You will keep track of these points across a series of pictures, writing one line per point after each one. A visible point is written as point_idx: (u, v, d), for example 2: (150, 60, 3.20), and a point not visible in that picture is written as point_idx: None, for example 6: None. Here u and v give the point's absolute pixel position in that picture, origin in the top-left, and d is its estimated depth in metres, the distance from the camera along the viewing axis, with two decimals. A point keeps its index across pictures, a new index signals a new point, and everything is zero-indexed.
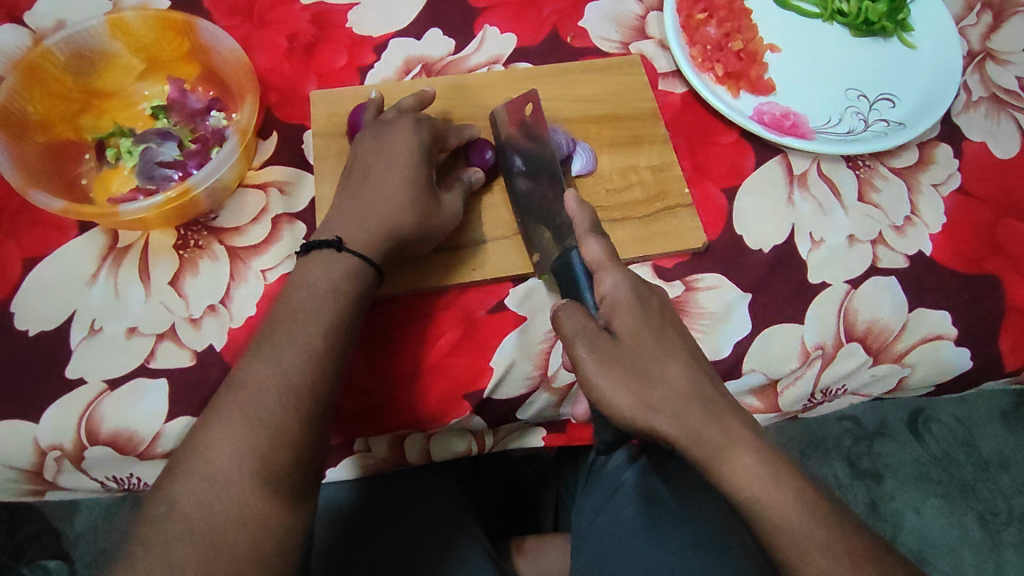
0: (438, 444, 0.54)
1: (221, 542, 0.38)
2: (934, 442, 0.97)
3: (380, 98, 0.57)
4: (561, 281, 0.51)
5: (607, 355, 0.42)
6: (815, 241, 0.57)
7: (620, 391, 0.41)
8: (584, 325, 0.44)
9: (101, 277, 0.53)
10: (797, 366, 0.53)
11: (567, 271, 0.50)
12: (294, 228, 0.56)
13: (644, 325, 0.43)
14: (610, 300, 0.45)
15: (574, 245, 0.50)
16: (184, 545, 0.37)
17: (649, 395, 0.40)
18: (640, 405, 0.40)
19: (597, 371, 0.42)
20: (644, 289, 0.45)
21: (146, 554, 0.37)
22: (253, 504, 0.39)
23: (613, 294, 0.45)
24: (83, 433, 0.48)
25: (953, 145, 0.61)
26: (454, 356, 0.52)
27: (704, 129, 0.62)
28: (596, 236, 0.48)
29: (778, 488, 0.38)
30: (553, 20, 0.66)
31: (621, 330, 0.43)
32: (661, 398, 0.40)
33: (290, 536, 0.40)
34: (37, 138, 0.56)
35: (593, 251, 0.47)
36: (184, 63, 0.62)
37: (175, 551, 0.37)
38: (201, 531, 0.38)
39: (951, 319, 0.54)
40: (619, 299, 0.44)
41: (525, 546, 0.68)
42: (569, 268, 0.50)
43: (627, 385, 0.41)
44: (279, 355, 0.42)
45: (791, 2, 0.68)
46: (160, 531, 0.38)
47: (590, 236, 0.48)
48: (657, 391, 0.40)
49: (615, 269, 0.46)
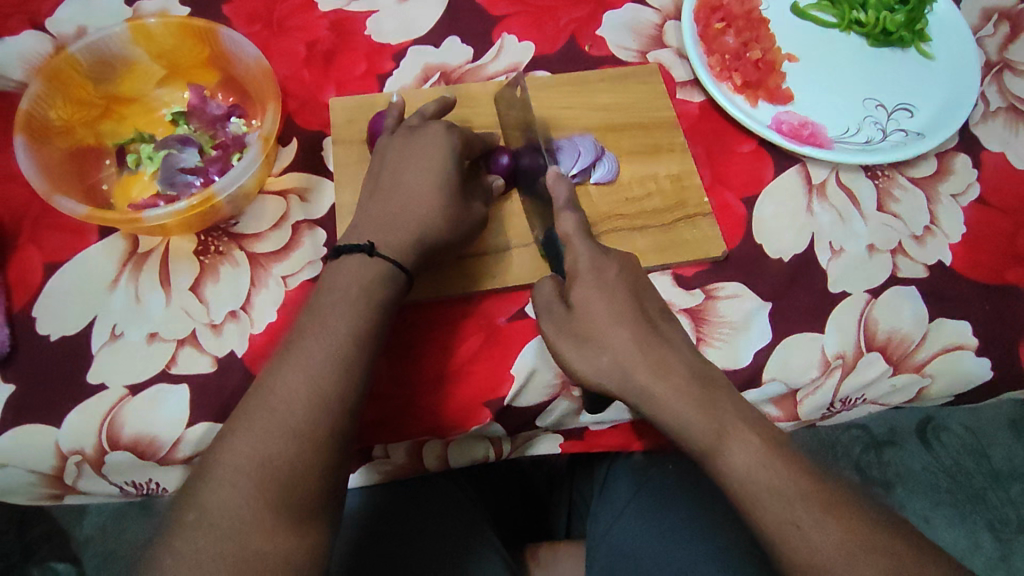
0: (457, 451, 0.54)
1: (249, 548, 0.37)
2: (945, 452, 0.96)
3: (401, 103, 0.57)
4: (551, 256, 0.53)
5: (563, 323, 0.46)
6: (835, 250, 0.57)
7: (578, 358, 0.45)
8: (549, 298, 0.48)
9: (122, 282, 0.54)
10: (818, 375, 0.53)
11: (551, 245, 0.52)
12: (314, 234, 0.56)
13: (595, 294, 0.45)
14: (572, 269, 0.47)
15: (553, 222, 0.51)
16: (212, 550, 0.37)
17: (598, 361, 0.44)
18: (591, 369, 0.44)
19: (555, 339, 0.46)
20: (602, 258, 0.47)
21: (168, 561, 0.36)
22: (282, 511, 0.39)
23: (574, 266, 0.47)
24: (104, 438, 0.48)
25: (972, 155, 0.61)
26: (476, 362, 0.52)
27: (721, 138, 0.62)
28: (569, 209, 0.49)
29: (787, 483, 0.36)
30: (571, 28, 0.67)
31: (574, 299, 0.46)
32: (608, 361, 0.43)
33: (319, 546, 0.40)
34: (59, 143, 0.56)
35: (563, 223, 0.48)
36: (205, 69, 0.62)
37: (203, 557, 0.37)
38: (229, 537, 0.37)
39: (972, 330, 0.54)
40: (578, 273, 0.46)
41: (540, 553, 0.68)
42: (553, 244, 0.52)
43: (577, 350, 0.45)
44: (309, 360, 0.42)
45: (809, 12, 0.68)
46: (187, 538, 0.37)
47: (564, 210, 0.49)
48: (605, 356, 0.43)
49: (580, 241, 0.48)
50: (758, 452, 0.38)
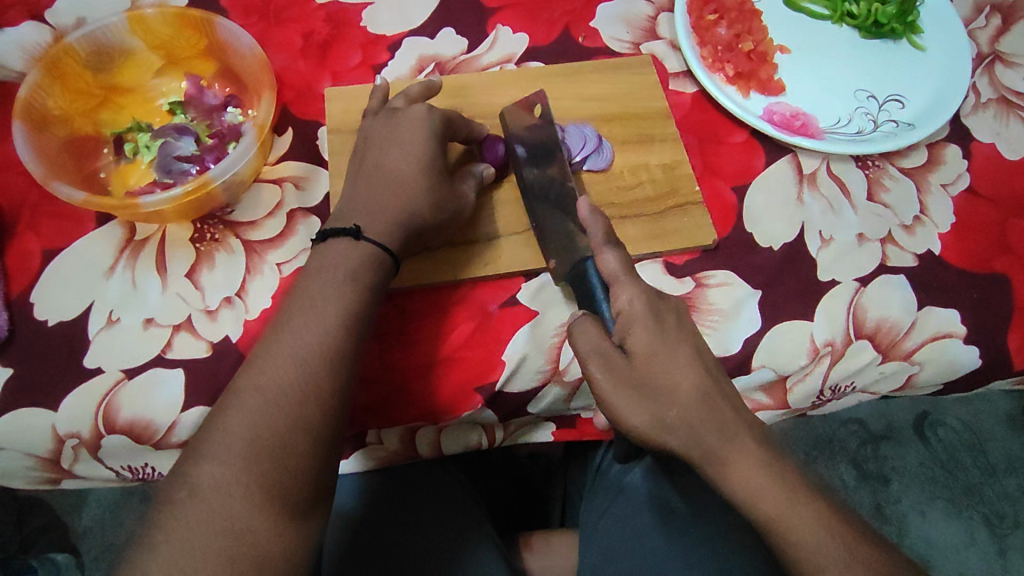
0: (449, 436, 0.55)
1: (239, 525, 0.38)
2: (941, 445, 0.98)
3: (385, 85, 0.58)
4: (576, 290, 0.50)
5: (623, 376, 0.42)
6: (825, 239, 0.57)
7: (635, 410, 0.41)
8: (600, 343, 0.43)
9: (119, 268, 0.54)
10: (807, 363, 0.53)
11: (581, 278, 0.49)
12: (309, 221, 0.57)
13: (659, 345, 0.42)
14: (626, 316, 0.44)
15: (591, 255, 0.49)
16: (204, 526, 0.38)
17: (662, 414, 0.41)
18: (655, 424, 0.41)
19: (613, 393, 0.42)
20: (660, 304, 0.45)
21: (163, 534, 0.37)
22: (268, 494, 0.39)
23: (629, 310, 0.44)
24: (101, 422, 0.49)
25: (962, 145, 0.62)
26: (467, 348, 0.52)
27: (713, 129, 0.63)
28: (610, 248, 0.47)
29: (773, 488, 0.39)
30: (564, 20, 0.67)
31: (636, 349, 0.43)
32: (675, 417, 0.41)
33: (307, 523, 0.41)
34: (57, 131, 0.57)
35: (608, 264, 0.46)
36: (201, 60, 0.63)
37: (195, 534, 0.37)
38: (218, 515, 0.38)
39: (960, 318, 0.54)
40: (635, 318, 0.43)
41: (534, 540, 0.69)
42: (584, 278, 0.49)
43: (639, 404, 0.41)
44: (298, 340, 0.43)
45: (801, 3, 0.68)
46: (178, 516, 0.38)
47: (605, 248, 0.47)
48: (672, 411, 0.41)
49: (630, 284, 0.45)
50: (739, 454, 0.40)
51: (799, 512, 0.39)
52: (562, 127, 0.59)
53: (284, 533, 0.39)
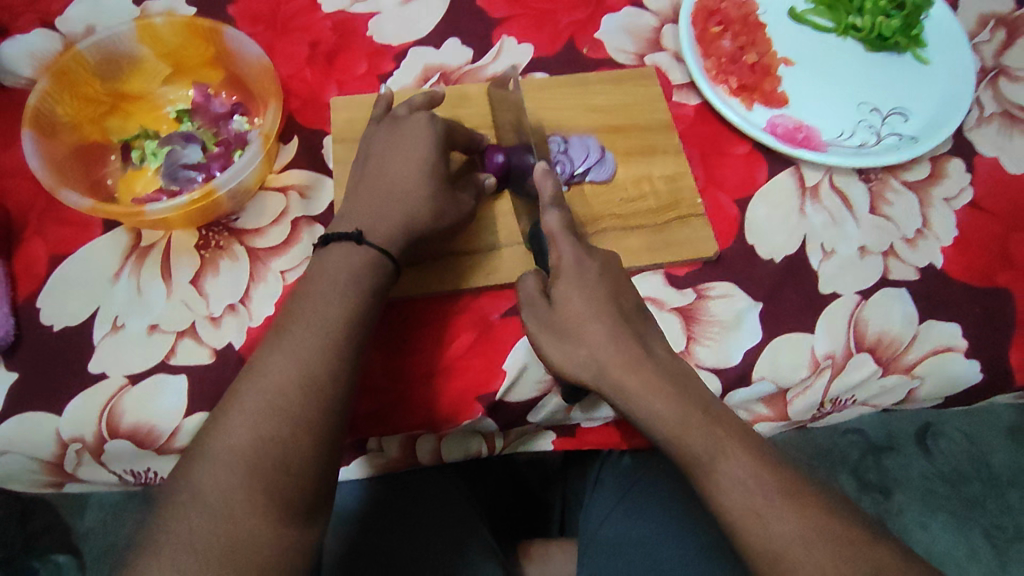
0: (449, 445, 0.55)
1: (243, 528, 0.38)
2: (943, 458, 0.97)
3: (389, 94, 0.58)
4: (534, 250, 0.54)
5: (546, 320, 0.48)
6: (826, 252, 0.57)
7: (557, 353, 0.47)
8: (531, 295, 0.49)
9: (124, 274, 0.55)
10: (807, 375, 0.53)
11: (537, 240, 0.53)
12: (312, 229, 0.57)
13: (576, 291, 0.47)
14: (555, 269, 0.48)
15: (540, 219, 0.52)
16: (207, 530, 0.38)
17: (576, 353, 0.46)
18: (572, 362, 0.46)
19: (539, 335, 0.48)
20: (587, 258, 0.48)
21: (167, 540, 0.37)
22: (271, 497, 0.39)
23: (557, 262, 0.48)
24: (104, 426, 0.49)
25: (965, 159, 0.62)
26: (468, 357, 0.53)
27: (716, 140, 0.63)
28: (555, 208, 0.49)
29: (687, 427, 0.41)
30: (569, 31, 0.67)
31: (557, 297, 0.47)
32: (587, 355, 0.45)
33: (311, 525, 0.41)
34: (66, 138, 0.58)
35: (549, 223, 0.48)
36: (209, 68, 0.63)
37: (197, 537, 0.38)
38: (221, 518, 0.38)
39: (962, 332, 0.54)
40: (561, 269, 0.48)
41: (533, 549, 0.69)
42: (539, 240, 0.52)
43: (560, 348, 0.47)
44: (300, 345, 0.43)
45: (806, 16, 0.69)
46: (181, 520, 0.38)
47: (547, 209, 0.49)
48: (583, 349, 0.46)
49: (565, 240, 0.48)
50: (738, 461, 0.40)
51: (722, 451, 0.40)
52: (565, 139, 0.60)
53: (287, 536, 0.40)
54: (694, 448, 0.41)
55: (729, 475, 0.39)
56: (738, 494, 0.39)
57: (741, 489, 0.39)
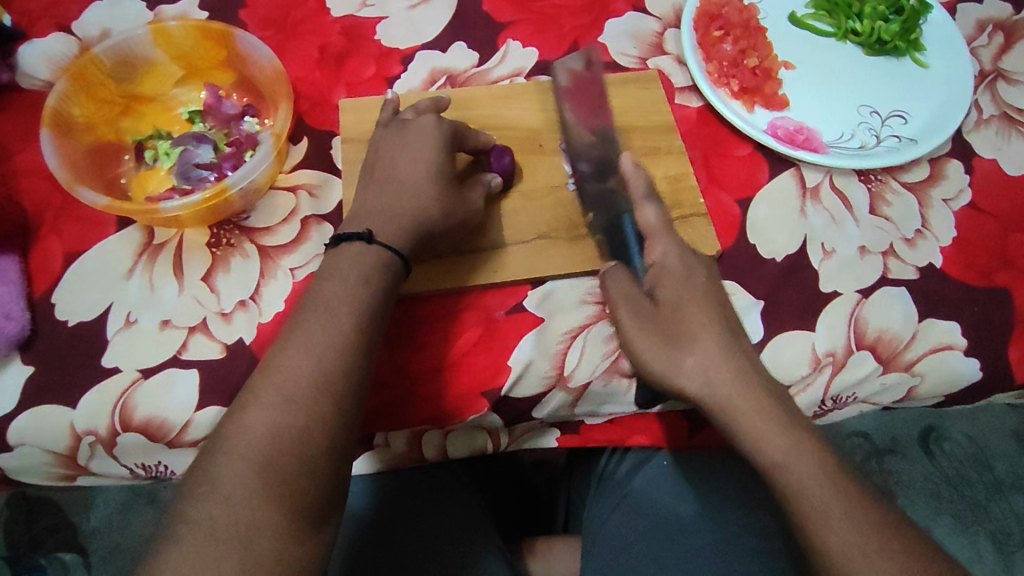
0: (455, 440, 0.56)
1: (260, 516, 0.39)
2: (946, 461, 0.97)
3: (395, 98, 0.60)
4: (612, 242, 0.55)
5: (647, 320, 0.49)
6: (826, 251, 0.58)
7: (658, 353, 0.47)
8: (630, 292, 0.50)
9: (137, 271, 0.56)
10: (808, 373, 0.54)
11: (615, 233, 0.55)
12: (322, 228, 0.58)
13: (686, 294, 0.48)
14: (659, 268, 0.50)
15: (630, 208, 0.55)
16: (226, 518, 0.39)
17: (683, 357, 0.47)
18: (672, 366, 0.47)
19: (638, 334, 0.48)
20: (690, 260, 0.51)
21: (187, 528, 0.38)
22: (287, 487, 0.40)
23: (662, 261, 0.50)
24: (117, 420, 0.50)
25: (964, 161, 0.63)
26: (475, 353, 0.54)
27: (718, 142, 0.64)
28: (650, 202, 0.53)
29: (794, 449, 0.43)
30: (573, 35, 0.69)
31: (663, 297, 0.49)
32: (694, 361, 0.46)
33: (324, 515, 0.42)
34: (81, 138, 0.59)
35: (647, 217, 0.52)
36: (220, 70, 0.65)
37: (216, 525, 0.39)
38: (238, 507, 0.39)
39: (962, 330, 0.55)
40: (667, 271, 0.50)
41: (537, 547, 0.69)
42: (620, 232, 0.55)
43: (662, 348, 0.47)
44: (314, 338, 0.45)
45: (806, 21, 0.70)
46: (202, 508, 0.39)
47: (646, 202, 0.53)
48: (690, 355, 0.46)
49: (666, 238, 0.51)
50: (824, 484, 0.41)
51: (825, 474, 0.42)
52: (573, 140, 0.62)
53: (301, 525, 0.40)
54: (794, 471, 0.42)
55: (826, 494, 0.41)
56: (839, 513, 0.40)
57: (841, 514, 0.40)
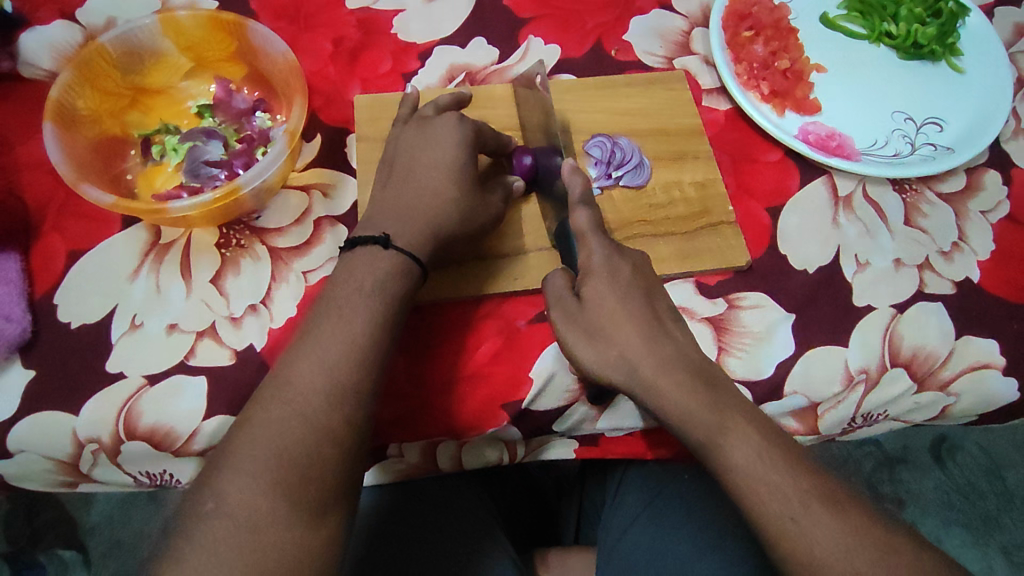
0: (471, 452, 0.54)
1: (268, 539, 0.37)
2: (958, 471, 0.96)
3: (415, 94, 0.57)
4: (563, 248, 0.53)
5: (572, 316, 0.46)
6: (860, 264, 0.56)
7: (584, 348, 0.45)
8: (561, 290, 0.48)
9: (143, 272, 0.54)
10: (841, 390, 0.52)
11: (562, 236, 0.52)
12: (335, 230, 0.56)
13: (608, 292, 0.45)
14: (585, 267, 0.47)
15: (567, 215, 0.51)
16: (231, 540, 0.37)
17: (605, 353, 0.44)
18: (599, 360, 0.44)
19: (564, 329, 0.47)
20: (617, 259, 0.47)
21: (190, 549, 0.36)
22: (297, 509, 0.38)
23: (587, 261, 0.47)
24: (121, 427, 0.48)
25: (1002, 171, 0.61)
26: (494, 364, 0.52)
27: (747, 147, 0.62)
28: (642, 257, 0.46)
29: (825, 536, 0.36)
30: (597, 33, 0.66)
31: (586, 293, 0.46)
32: (617, 355, 0.44)
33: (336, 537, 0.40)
34: (86, 132, 0.57)
35: (578, 221, 0.48)
36: (231, 63, 0.62)
37: (221, 548, 0.36)
38: (246, 530, 0.37)
39: (1000, 348, 0.53)
40: (591, 270, 0.46)
41: (550, 559, 0.67)
42: (565, 237, 0.52)
43: (586, 342, 0.45)
44: (326, 351, 0.42)
45: (838, 22, 0.67)
46: (206, 528, 0.37)
47: (577, 206, 0.48)
48: (614, 349, 0.44)
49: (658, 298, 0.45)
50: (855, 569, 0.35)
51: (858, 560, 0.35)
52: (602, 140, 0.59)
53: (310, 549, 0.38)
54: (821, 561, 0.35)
55: None
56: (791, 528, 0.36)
57: None
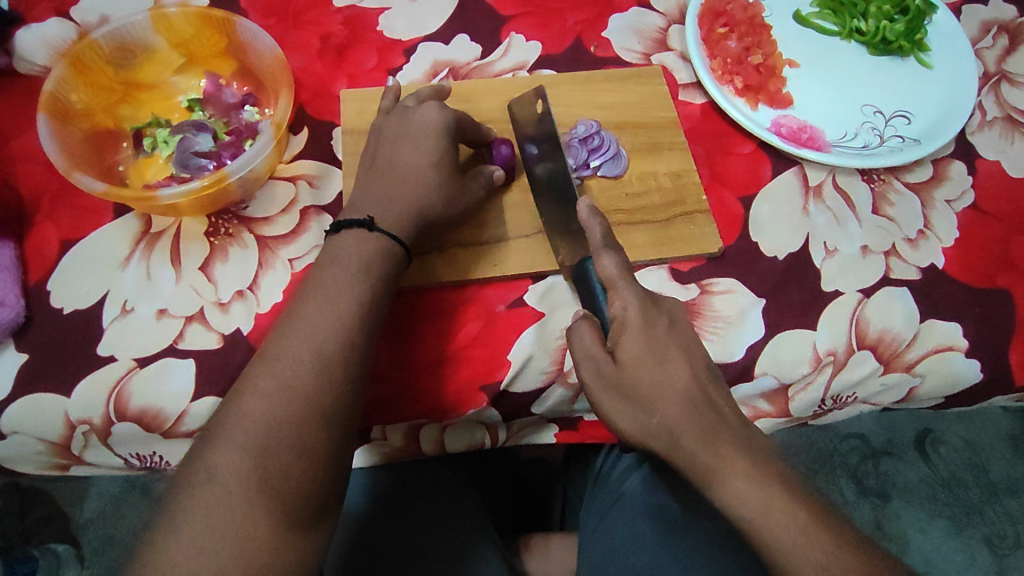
0: (453, 435, 0.56)
1: (256, 507, 0.39)
2: (942, 464, 0.97)
3: (398, 87, 0.59)
4: (582, 290, 0.52)
5: (609, 381, 0.45)
6: (829, 250, 0.58)
7: (623, 417, 0.44)
8: (591, 349, 0.46)
9: (134, 259, 0.55)
10: (809, 372, 0.54)
11: (583, 278, 0.51)
12: (321, 219, 0.58)
13: (646, 351, 0.44)
14: (620, 323, 0.45)
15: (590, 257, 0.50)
16: (221, 507, 0.38)
17: (646, 423, 0.43)
18: (638, 428, 0.43)
19: (602, 395, 0.45)
20: (653, 309, 0.46)
21: (183, 517, 0.38)
22: (284, 478, 0.40)
23: (621, 316, 0.45)
24: (111, 409, 0.50)
25: (967, 162, 0.63)
26: (474, 347, 0.53)
27: (722, 139, 0.64)
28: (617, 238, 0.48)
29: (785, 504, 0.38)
30: (577, 30, 0.68)
31: (624, 357, 0.44)
32: (658, 424, 0.42)
33: (320, 508, 0.42)
34: (79, 124, 0.58)
35: (606, 268, 0.47)
36: (221, 59, 0.64)
37: (212, 515, 0.38)
38: (235, 498, 0.39)
39: (963, 331, 0.55)
40: (626, 325, 0.45)
41: (534, 543, 0.69)
42: (586, 278, 0.51)
43: (626, 411, 0.44)
44: (313, 329, 0.44)
45: (811, 19, 0.69)
46: (197, 496, 0.39)
47: (604, 251, 0.47)
48: (654, 418, 0.42)
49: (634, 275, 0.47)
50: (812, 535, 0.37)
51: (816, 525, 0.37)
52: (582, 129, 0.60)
53: (297, 518, 0.40)
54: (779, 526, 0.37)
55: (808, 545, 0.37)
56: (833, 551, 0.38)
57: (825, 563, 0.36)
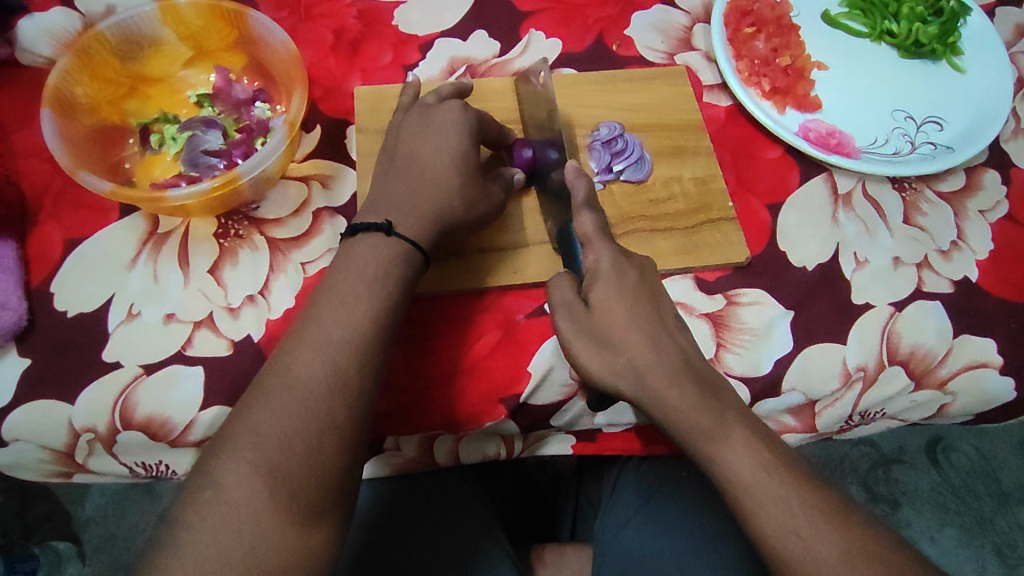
0: (469, 447, 0.54)
1: (265, 527, 0.37)
2: (954, 472, 0.96)
3: (417, 83, 0.57)
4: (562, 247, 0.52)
5: (582, 323, 0.46)
6: (859, 261, 0.56)
7: (594, 358, 0.45)
8: (568, 297, 0.47)
9: (141, 261, 0.53)
10: (838, 387, 0.52)
11: (565, 239, 0.51)
12: (334, 221, 0.56)
13: (618, 298, 0.45)
14: (594, 273, 0.46)
15: (569, 217, 0.50)
16: (229, 528, 0.37)
17: (614, 362, 0.44)
18: (607, 369, 0.44)
19: (574, 338, 0.46)
20: (625, 263, 0.47)
21: (188, 537, 0.36)
22: (295, 499, 0.38)
23: (595, 266, 0.46)
24: (117, 417, 0.48)
25: (1002, 171, 0.61)
26: (492, 357, 0.51)
27: (748, 143, 0.62)
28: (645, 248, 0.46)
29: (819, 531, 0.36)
30: (598, 27, 0.66)
31: (596, 302, 0.45)
32: (628, 363, 0.44)
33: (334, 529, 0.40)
34: (84, 120, 0.56)
35: (584, 225, 0.47)
36: (231, 52, 0.62)
37: (219, 536, 0.37)
38: (242, 518, 0.37)
39: (997, 348, 0.53)
40: (599, 274, 0.46)
41: (546, 555, 0.67)
42: (567, 238, 0.51)
43: (597, 353, 0.45)
44: (327, 339, 0.42)
45: (840, 19, 0.67)
46: (205, 516, 0.37)
47: (583, 209, 0.48)
48: (624, 358, 0.44)
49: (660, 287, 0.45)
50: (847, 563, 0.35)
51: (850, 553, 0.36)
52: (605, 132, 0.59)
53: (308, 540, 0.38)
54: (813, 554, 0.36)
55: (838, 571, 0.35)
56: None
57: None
